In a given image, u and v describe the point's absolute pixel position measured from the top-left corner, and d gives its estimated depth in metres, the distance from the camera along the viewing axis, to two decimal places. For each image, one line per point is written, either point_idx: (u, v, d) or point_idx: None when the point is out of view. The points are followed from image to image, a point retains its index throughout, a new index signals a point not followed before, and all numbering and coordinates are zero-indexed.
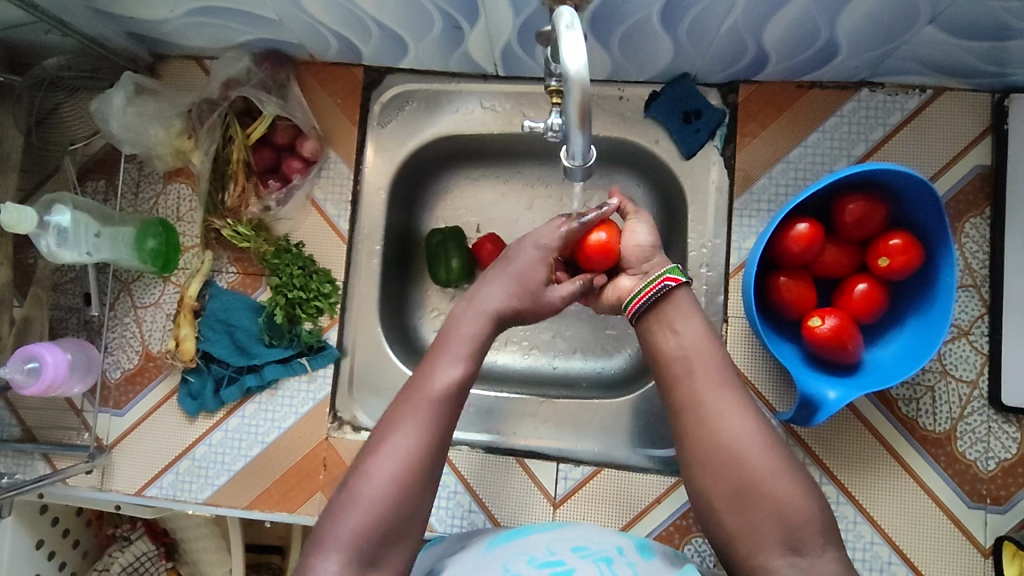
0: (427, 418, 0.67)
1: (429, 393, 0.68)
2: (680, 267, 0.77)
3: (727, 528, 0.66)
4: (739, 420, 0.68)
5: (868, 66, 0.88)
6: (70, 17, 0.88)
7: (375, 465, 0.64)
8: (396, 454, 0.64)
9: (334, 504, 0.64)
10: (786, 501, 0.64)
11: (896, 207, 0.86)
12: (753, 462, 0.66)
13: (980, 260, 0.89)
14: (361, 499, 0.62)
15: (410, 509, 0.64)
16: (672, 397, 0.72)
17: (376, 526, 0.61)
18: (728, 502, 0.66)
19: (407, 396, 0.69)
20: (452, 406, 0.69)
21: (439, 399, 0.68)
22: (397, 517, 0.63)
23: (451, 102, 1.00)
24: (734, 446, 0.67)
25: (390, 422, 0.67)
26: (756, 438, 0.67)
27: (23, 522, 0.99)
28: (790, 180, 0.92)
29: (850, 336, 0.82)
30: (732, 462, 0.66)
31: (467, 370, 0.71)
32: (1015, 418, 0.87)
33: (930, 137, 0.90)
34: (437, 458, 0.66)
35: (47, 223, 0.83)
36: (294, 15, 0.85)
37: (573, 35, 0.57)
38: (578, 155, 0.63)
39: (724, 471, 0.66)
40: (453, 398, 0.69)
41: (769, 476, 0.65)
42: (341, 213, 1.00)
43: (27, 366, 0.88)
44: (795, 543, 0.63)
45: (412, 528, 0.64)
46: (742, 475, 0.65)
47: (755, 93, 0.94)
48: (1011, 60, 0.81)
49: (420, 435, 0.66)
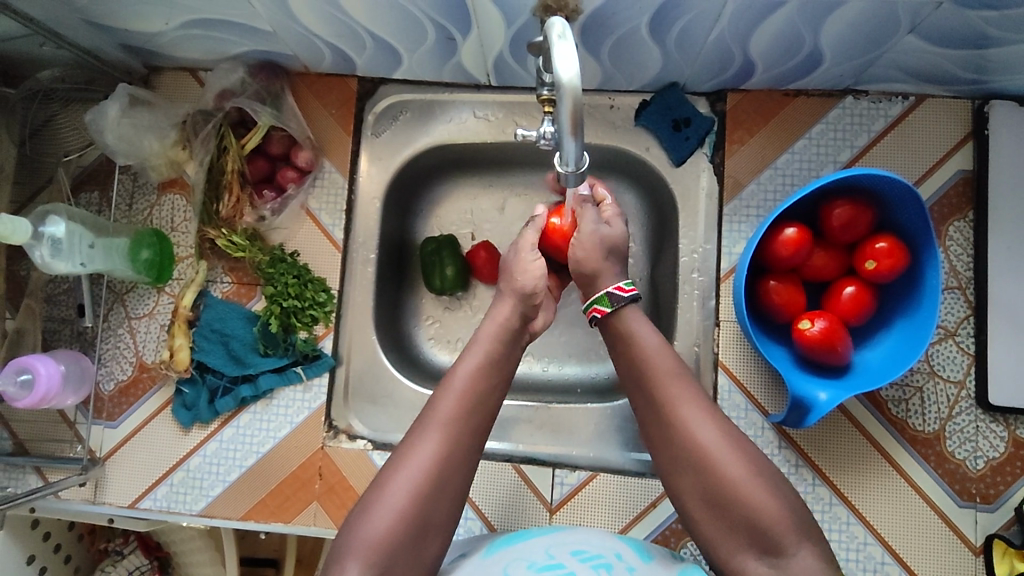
0: (447, 431, 0.69)
1: (450, 406, 0.71)
2: (607, 297, 0.78)
3: (707, 531, 0.68)
4: (705, 425, 0.69)
5: (852, 74, 0.90)
6: (64, 29, 0.89)
7: (396, 475, 0.66)
8: (417, 465, 0.67)
9: (353, 513, 0.66)
10: (760, 507, 0.65)
11: (882, 212, 0.87)
12: (724, 468, 0.67)
13: (964, 263, 0.91)
14: (383, 507, 0.64)
15: (429, 518, 0.66)
16: (653, 397, 0.73)
17: (396, 534, 0.64)
18: (703, 508, 0.67)
19: (428, 410, 0.71)
20: (474, 418, 0.71)
21: (460, 412, 0.71)
22: (417, 524, 0.65)
23: (444, 112, 1.02)
24: (702, 453, 0.68)
25: (410, 437, 0.69)
26: (722, 443, 0.68)
27: (14, 537, 0.97)
28: (777, 186, 0.94)
29: (840, 337, 0.83)
30: (702, 468, 0.67)
31: (489, 383, 0.74)
32: (1002, 418, 0.88)
33: (913, 143, 0.93)
34: (456, 468, 0.68)
35: (42, 234, 0.84)
36: (287, 26, 0.86)
37: (565, 44, 0.58)
38: (571, 161, 0.64)
39: (699, 476, 0.68)
40: (474, 411, 0.71)
41: (744, 481, 0.66)
42: (336, 222, 1.00)
43: (20, 378, 0.87)
44: (770, 546, 0.64)
45: (432, 535, 0.66)
46: (714, 482, 0.67)
47: (742, 101, 0.96)
48: (989, 67, 0.83)
49: (443, 440, 0.68)
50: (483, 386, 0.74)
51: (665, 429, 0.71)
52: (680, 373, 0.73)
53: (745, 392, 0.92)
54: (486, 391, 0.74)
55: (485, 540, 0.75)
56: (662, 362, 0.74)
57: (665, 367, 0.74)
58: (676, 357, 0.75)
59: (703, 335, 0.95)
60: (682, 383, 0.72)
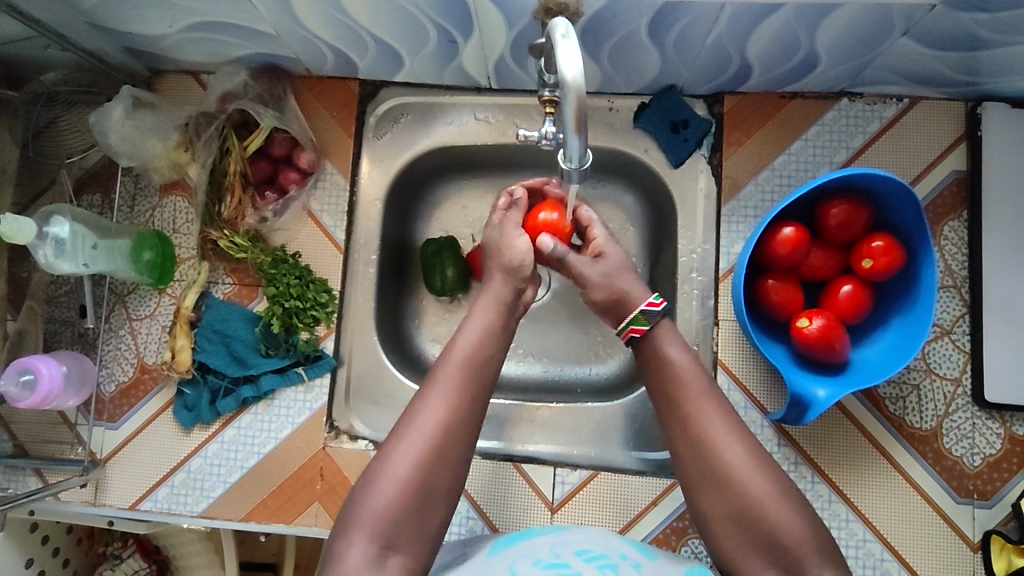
0: (451, 399, 0.70)
1: (452, 376, 0.72)
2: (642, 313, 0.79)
3: (725, 546, 0.69)
4: (733, 443, 0.70)
5: (847, 76, 0.91)
6: (69, 32, 0.90)
7: (407, 437, 0.68)
8: (422, 432, 0.68)
9: (354, 493, 0.66)
10: (782, 525, 0.66)
11: (879, 211, 0.89)
12: (746, 485, 0.68)
13: (959, 262, 0.92)
14: (392, 472, 0.66)
15: (439, 482, 0.67)
16: (672, 410, 0.74)
17: (401, 498, 0.65)
18: (727, 527, 0.68)
19: (430, 380, 0.72)
20: (478, 382, 0.73)
21: (461, 381, 0.72)
22: (420, 496, 0.66)
23: (444, 114, 1.03)
24: (727, 469, 0.69)
25: (415, 404, 0.70)
26: (748, 461, 0.69)
27: (14, 540, 0.97)
28: (774, 186, 0.95)
29: (838, 335, 0.84)
30: (725, 483, 0.69)
31: (488, 352, 0.75)
32: (998, 414, 0.89)
33: (908, 144, 0.94)
34: (458, 435, 0.69)
35: (46, 234, 0.84)
36: (291, 30, 0.87)
37: (569, 43, 0.60)
38: (575, 158, 0.65)
39: (724, 494, 0.69)
40: (477, 376, 0.73)
41: (769, 500, 0.67)
42: (338, 223, 1.01)
43: (22, 378, 0.88)
44: (791, 564, 0.65)
45: (438, 502, 0.67)
46: (738, 499, 0.68)
47: (739, 103, 0.97)
48: (981, 69, 0.85)
49: (448, 408, 0.69)
50: (485, 357, 0.75)
51: (687, 437, 0.72)
52: (707, 390, 0.74)
53: (744, 390, 0.92)
54: (485, 362, 0.74)
55: (488, 539, 0.76)
56: (685, 377, 0.75)
57: (686, 384, 0.74)
58: (695, 362, 0.76)
59: (702, 334, 0.96)
60: (712, 387, 0.74)
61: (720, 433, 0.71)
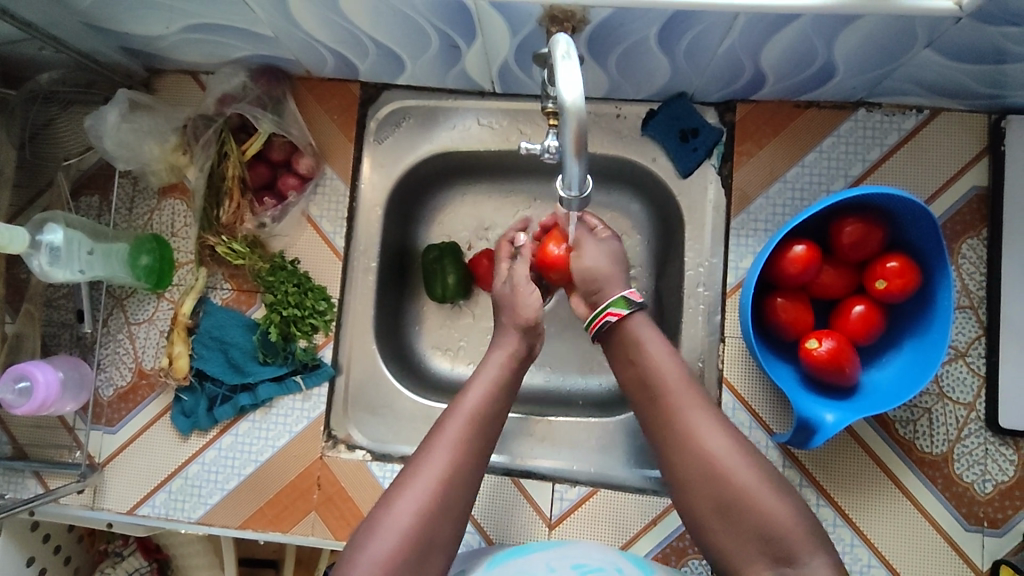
0: (456, 451, 0.69)
1: (458, 429, 0.71)
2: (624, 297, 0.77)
3: (716, 543, 0.67)
4: (716, 433, 0.69)
5: (865, 87, 0.87)
6: (64, 34, 0.88)
7: (410, 487, 0.67)
8: (426, 483, 0.67)
9: (355, 536, 0.66)
10: (770, 515, 0.64)
11: (895, 230, 0.85)
12: (733, 475, 0.66)
13: (977, 282, 0.89)
14: (394, 521, 0.64)
15: (439, 531, 0.66)
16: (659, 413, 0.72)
17: (402, 549, 0.63)
18: (714, 520, 0.67)
19: (437, 429, 0.71)
20: (484, 435, 0.72)
21: (469, 432, 0.71)
22: (421, 546, 0.64)
23: (447, 119, 1.00)
24: (713, 462, 0.67)
25: (420, 454, 0.69)
26: (734, 452, 0.68)
27: (15, 541, 0.97)
28: (787, 201, 0.92)
29: (847, 358, 0.81)
30: (713, 478, 0.67)
31: (496, 407, 0.75)
32: (1012, 441, 0.86)
33: (927, 158, 0.90)
34: (462, 487, 0.68)
35: (40, 242, 0.82)
36: (289, 32, 0.85)
37: (570, 64, 0.57)
38: (575, 185, 0.63)
39: (707, 488, 0.67)
40: (485, 431, 0.72)
41: (752, 490, 0.66)
42: (337, 230, 0.99)
43: (19, 386, 0.87)
44: (782, 554, 0.63)
45: (436, 553, 0.66)
46: (724, 491, 0.66)
47: (752, 112, 0.94)
48: (1007, 82, 0.81)
49: (452, 460, 0.68)
50: (492, 407, 0.74)
51: (675, 440, 0.70)
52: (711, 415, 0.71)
53: (750, 410, 0.90)
54: (493, 418, 0.74)
55: (490, 552, 0.75)
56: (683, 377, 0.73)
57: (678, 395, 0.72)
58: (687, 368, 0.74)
59: (707, 350, 0.93)
60: (700, 396, 0.72)
61: (704, 425, 0.69)
